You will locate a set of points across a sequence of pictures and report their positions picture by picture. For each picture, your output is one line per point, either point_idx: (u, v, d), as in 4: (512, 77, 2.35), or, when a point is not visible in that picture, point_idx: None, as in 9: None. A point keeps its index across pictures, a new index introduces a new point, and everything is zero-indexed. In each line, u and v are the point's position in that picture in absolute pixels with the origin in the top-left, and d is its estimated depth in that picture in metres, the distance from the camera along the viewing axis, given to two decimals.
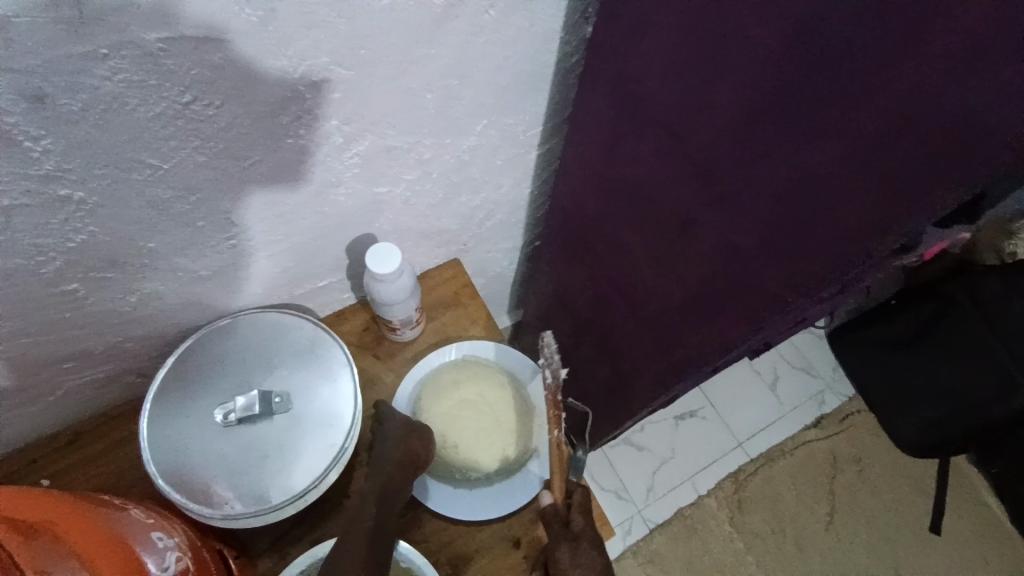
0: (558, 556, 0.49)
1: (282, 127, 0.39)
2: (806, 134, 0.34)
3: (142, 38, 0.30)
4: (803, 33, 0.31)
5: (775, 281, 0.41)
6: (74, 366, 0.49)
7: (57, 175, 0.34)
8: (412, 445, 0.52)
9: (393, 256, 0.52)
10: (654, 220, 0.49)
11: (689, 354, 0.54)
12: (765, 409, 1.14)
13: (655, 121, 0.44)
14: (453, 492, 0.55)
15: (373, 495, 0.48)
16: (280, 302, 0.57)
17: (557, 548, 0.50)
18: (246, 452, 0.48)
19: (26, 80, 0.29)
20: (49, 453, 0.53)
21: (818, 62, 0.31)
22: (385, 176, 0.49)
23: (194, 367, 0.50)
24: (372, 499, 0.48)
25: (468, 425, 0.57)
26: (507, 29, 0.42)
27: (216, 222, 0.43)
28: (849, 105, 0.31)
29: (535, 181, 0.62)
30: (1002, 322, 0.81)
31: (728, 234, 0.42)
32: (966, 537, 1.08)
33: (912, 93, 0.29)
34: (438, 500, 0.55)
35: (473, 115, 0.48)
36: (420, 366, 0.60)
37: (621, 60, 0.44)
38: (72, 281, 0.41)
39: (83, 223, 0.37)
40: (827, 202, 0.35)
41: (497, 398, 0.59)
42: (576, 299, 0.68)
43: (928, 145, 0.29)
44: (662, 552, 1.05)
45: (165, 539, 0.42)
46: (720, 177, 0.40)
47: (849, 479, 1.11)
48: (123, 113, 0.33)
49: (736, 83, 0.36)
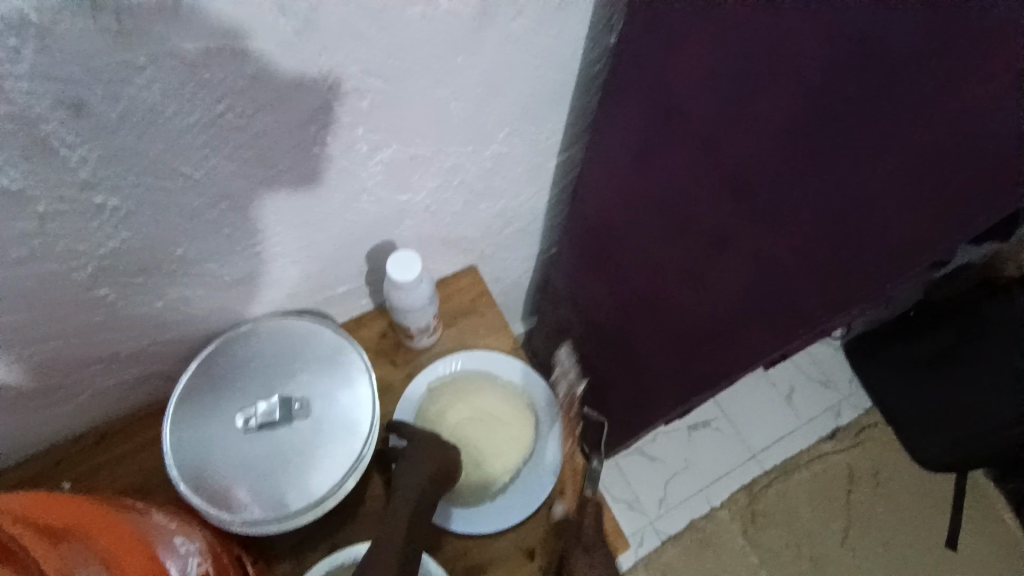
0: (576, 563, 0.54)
1: (311, 135, 0.39)
2: (849, 150, 0.34)
3: (181, 47, 0.30)
4: (851, 49, 0.31)
5: (809, 294, 0.41)
6: (100, 369, 0.49)
7: (93, 183, 0.34)
8: (437, 462, 0.51)
9: (415, 264, 0.52)
10: (681, 232, 0.49)
11: (716, 365, 0.54)
12: (780, 421, 1.13)
13: (685, 134, 0.43)
14: (478, 513, 0.55)
15: (407, 502, 0.47)
16: (301, 308, 0.58)
17: (575, 557, 0.54)
18: (266, 457, 0.48)
19: (67, 88, 0.29)
20: (72, 456, 0.53)
21: (868, 74, 0.31)
22: (408, 184, 0.49)
23: (217, 373, 0.51)
24: (406, 505, 0.47)
25: (478, 436, 0.57)
26: (534, 38, 0.42)
27: (243, 228, 0.43)
28: (893, 122, 0.31)
29: (554, 190, 0.62)
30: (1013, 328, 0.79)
31: (759, 249, 0.42)
32: (987, 554, 1.06)
33: (967, 112, 0.29)
34: (462, 522, 0.54)
35: (498, 124, 0.48)
36: (414, 386, 0.59)
37: (651, 74, 0.44)
38: (102, 286, 0.41)
39: (115, 228, 0.38)
40: (867, 219, 0.35)
41: (495, 403, 0.59)
42: (596, 307, 0.68)
43: (981, 160, 0.30)
44: (675, 564, 1.04)
45: (187, 544, 0.42)
46: (753, 193, 0.40)
47: (866, 493, 1.09)
48: (160, 122, 0.33)
49: (774, 99, 0.36)
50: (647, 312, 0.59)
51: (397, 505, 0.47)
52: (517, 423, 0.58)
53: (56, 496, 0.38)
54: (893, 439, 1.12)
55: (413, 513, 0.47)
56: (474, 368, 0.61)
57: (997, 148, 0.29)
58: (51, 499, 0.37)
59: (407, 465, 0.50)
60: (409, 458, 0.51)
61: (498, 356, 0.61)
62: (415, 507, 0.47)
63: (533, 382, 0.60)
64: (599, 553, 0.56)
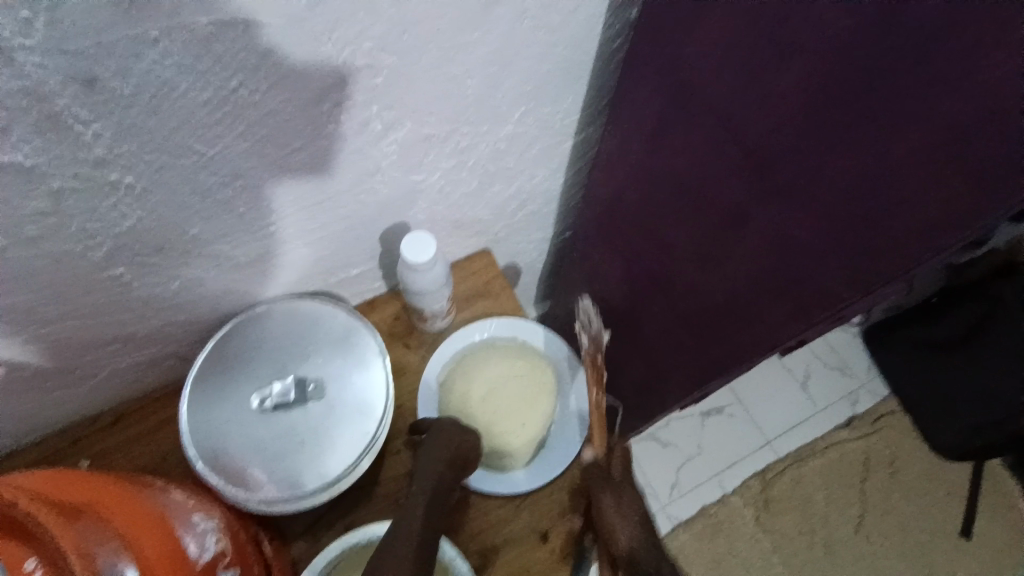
0: (601, 500, 0.48)
1: (324, 113, 0.38)
2: (879, 123, 0.32)
3: (193, 21, 0.30)
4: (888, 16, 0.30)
5: (833, 278, 0.40)
6: (117, 349, 0.49)
7: (106, 161, 0.34)
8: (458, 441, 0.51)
9: (428, 245, 0.51)
10: (699, 211, 0.48)
11: (732, 350, 0.53)
12: (794, 407, 1.12)
13: (705, 109, 0.42)
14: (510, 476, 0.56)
15: (423, 492, 0.46)
16: (315, 290, 0.58)
17: (601, 496, 0.49)
18: (282, 437, 0.48)
19: (80, 63, 0.29)
20: (93, 434, 0.54)
21: (909, 39, 0.30)
22: (422, 164, 0.48)
23: (232, 353, 0.51)
24: (422, 494, 0.46)
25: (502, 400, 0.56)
26: (552, 12, 0.41)
27: (256, 208, 0.43)
28: (932, 91, 0.30)
29: (569, 172, 0.62)
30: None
31: (781, 229, 0.41)
32: (1004, 544, 1.05)
33: (1009, 79, 0.28)
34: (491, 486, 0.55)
35: (513, 102, 0.47)
36: (432, 360, 0.60)
37: (672, 46, 0.42)
38: (118, 266, 0.41)
39: (129, 207, 0.37)
40: (899, 195, 0.34)
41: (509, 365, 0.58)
42: (611, 291, 0.67)
43: (1019, 134, 0.28)
44: (686, 549, 1.04)
45: (205, 522, 0.42)
46: (777, 170, 0.39)
47: (881, 481, 1.08)
48: (172, 98, 0.33)
49: (803, 69, 0.35)
50: (663, 295, 0.58)
51: (413, 495, 0.46)
52: (536, 381, 0.58)
53: (76, 474, 0.38)
54: (910, 427, 1.10)
55: (428, 501, 0.46)
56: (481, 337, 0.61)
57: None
58: (70, 477, 0.38)
59: (430, 442, 0.50)
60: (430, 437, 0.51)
61: (500, 320, 0.61)
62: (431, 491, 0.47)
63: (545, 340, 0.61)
64: (629, 496, 0.49)
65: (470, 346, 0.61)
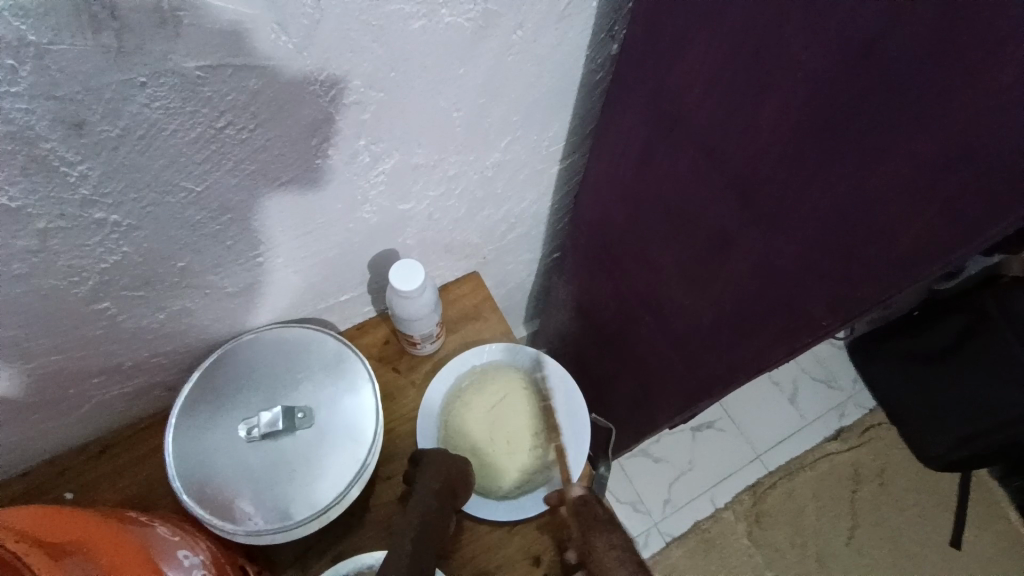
0: None
1: (313, 148, 0.39)
2: (860, 158, 0.33)
3: (182, 66, 0.30)
4: (863, 56, 0.31)
5: (815, 304, 0.41)
6: (104, 380, 0.49)
7: (94, 199, 0.34)
8: (450, 476, 0.50)
9: (417, 273, 0.52)
10: (688, 236, 0.48)
11: (719, 372, 0.54)
12: (784, 421, 1.12)
13: (692, 138, 0.43)
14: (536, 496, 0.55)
15: (410, 526, 0.45)
16: (305, 316, 0.58)
17: None
18: (269, 468, 0.48)
19: (68, 107, 0.29)
20: (78, 464, 0.54)
21: (884, 80, 0.31)
22: (410, 193, 0.49)
23: (220, 382, 0.51)
24: (410, 527, 0.45)
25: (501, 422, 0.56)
26: (536, 48, 0.42)
27: (245, 239, 0.43)
28: (903, 128, 0.31)
29: (557, 196, 0.62)
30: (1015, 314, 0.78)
31: (767, 254, 0.42)
32: (992, 555, 1.06)
33: (971, 124, 0.28)
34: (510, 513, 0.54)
35: (500, 132, 0.48)
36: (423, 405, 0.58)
37: (658, 76, 0.44)
38: (105, 300, 0.41)
39: (117, 243, 0.38)
40: (876, 226, 0.34)
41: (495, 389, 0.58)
42: (600, 310, 0.67)
43: (987, 177, 0.29)
44: (679, 565, 1.04)
45: (191, 557, 0.42)
46: (762, 198, 0.40)
47: (871, 494, 1.09)
48: (160, 139, 0.33)
49: (783, 100, 0.36)
50: (652, 317, 0.59)
51: (401, 536, 0.45)
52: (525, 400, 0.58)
53: (52, 512, 0.37)
54: (898, 439, 1.11)
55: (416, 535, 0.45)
56: (461, 369, 0.60)
57: (1010, 160, 0.28)
58: (52, 514, 0.37)
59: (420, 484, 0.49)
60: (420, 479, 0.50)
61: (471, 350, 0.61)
62: (416, 535, 0.45)
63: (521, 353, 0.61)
64: None
65: (456, 373, 0.60)
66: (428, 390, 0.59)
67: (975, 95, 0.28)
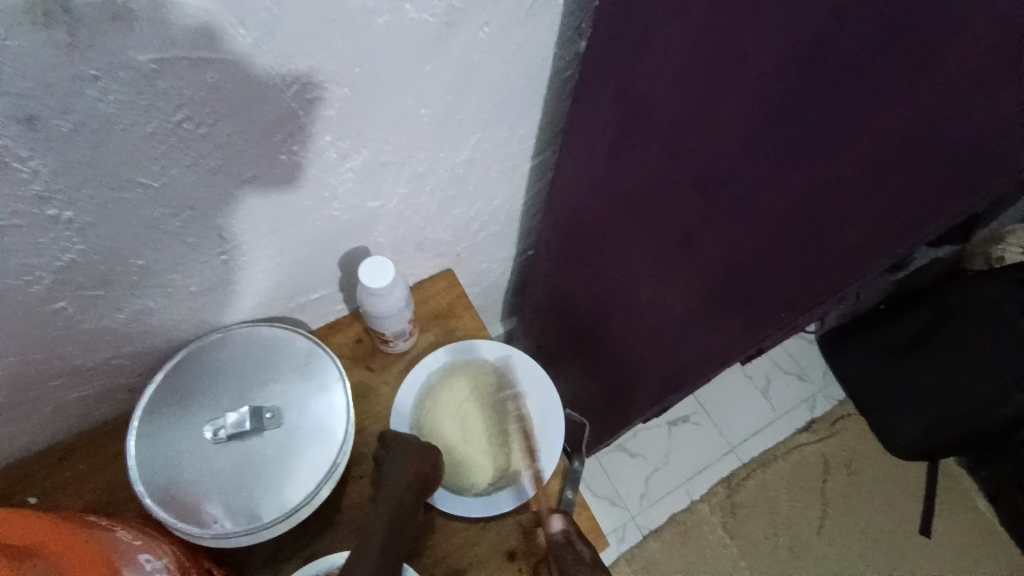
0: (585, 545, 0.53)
1: (276, 144, 0.38)
2: (815, 157, 0.35)
3: (136, 58, 0.29)
4: (815, 57, 0.32)
5: (776, 297, 0.43)
6: (65, 383, 0.48)
7: (47, 197, 0.33)
8: (423, 466, 0.51)
9: (387, 271, 0.51)
10: (656, 231, 0.49)
11: (690, 362, 0.56)
12: (757, 414, 1.15)
13: (656, 136, 0.44)
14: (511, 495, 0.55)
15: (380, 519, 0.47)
16: (274, 315, 0.57)
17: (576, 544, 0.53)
18: (237, 469, 0.47)
19: (21, 103, 0.28)
20: (40, 469, 0.52)
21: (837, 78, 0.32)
22: (380, 191, 0.49)
23: (185, 384, 0.50)
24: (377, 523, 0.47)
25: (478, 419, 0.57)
26: (503, 45, 0.42)
27: (208, 238, 0.42)
28: (853, 126, 0.32)
29: (529, 193, 0.62)
30: (980, 306, 0.82)
31: (730, 250, 0.43)
32: (958, 541, 1.09)
33: (918, 118, 0.30)
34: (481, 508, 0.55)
35: (469, 129, 0.48)
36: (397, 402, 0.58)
37: (625, 74, 0.43)
38: (63, 299, 0.40)
39: (72, 241, 0.37)
40: (830, 224, 0.36)
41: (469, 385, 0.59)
42: (574, 307, 0.68)
43: (926, 171, 0.32)
44: (655, 558, 1.05)
45: (153, 561, 0.41)
46: (724, 197, 0.41)
47: (840, 483, 1.11)
48: (116, 133, 0.32)
49: (740, 102, 0.37)
50: (623, 312, 0.60)
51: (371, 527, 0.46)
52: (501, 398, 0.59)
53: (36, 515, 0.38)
54: (866, 430, 1.14)
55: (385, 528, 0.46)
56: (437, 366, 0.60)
57: (957, 147, 0.30)
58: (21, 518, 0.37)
59: (391, 474, 0.50)
60: (391, 467, 0.50)
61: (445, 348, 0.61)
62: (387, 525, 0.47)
63: (494, 349, 0.61)
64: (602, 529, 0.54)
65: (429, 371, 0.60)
66: (403, 388, 0.59)
67: (925, 86, 0.29)
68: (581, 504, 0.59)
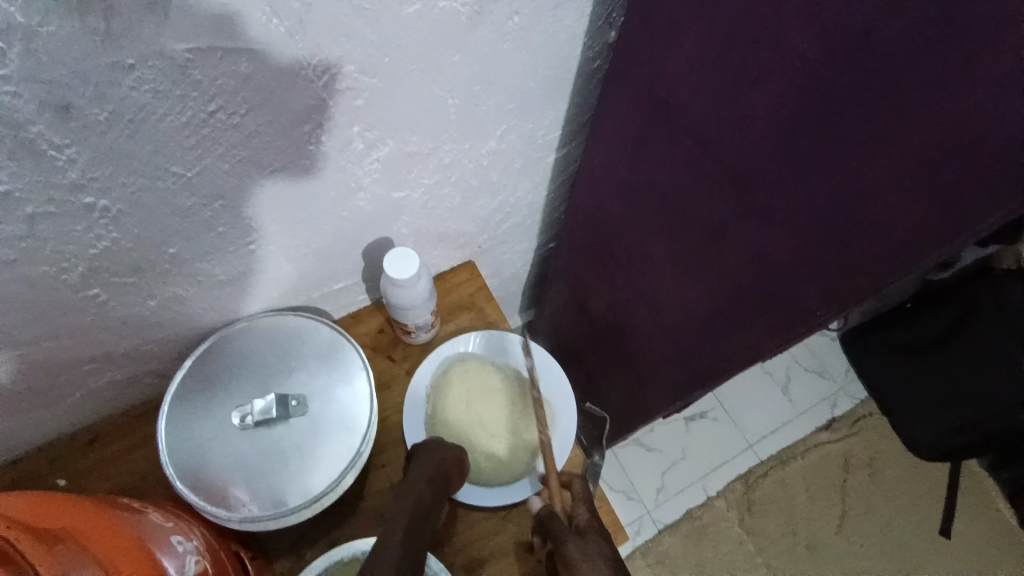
0: None
1: (304, 134, 0.38)
2: (856, 151, 0.34)
3: (170, 48, 0.29)
4: (862, 47, 0.31)
5: (812, 294, 0.42)
6: (97, 367, 0.49)
7: (82, 184, 0.34)
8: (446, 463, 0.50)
9: (412, 262, 0.51)
10: (684, 227, 0.49)
11: (718, 358, 0.55)
12: (776, 411, 1.13)
13: (685, 128, 0.43)
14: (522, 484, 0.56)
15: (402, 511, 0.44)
16: (298, 304, 0.57)
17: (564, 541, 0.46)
18: (264, 455, 0.48)
19: (56, 90, 0.29)
20: (71, 452, 0.53)
21: (877, 72, 0.31)
22: (406, 181, 0.48)
23: (213, 370, 0.50)
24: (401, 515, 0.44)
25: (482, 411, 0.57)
26: (532, 35, 0.41)
27: (237, 227, 0.43)
28: (897, 121, 0.31)
29: (553, 184, 0.62)
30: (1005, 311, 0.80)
31: (760, 246, 0.43)
32: (982, 543, 1.07)
33: (964, 115, 0.29)
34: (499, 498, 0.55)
35: (494, 120, 0.48)
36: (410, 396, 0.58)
37: (651, 66, 0.43)
38: (96, 287, 0.41)
39: (106, 229, 0.37)
40: (868, 219, 0.36)
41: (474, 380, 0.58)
42: (595, 302, 0.67)
43: (977, 171, 0.30)
44: (671, 553, 1.05)
45: (184, 543, 0.42)
46: (755, 190, 0.41)
47: (860, 483, 1.10)
48: (150, 123, 0.32)
49: (773, 96, 0.36)
50: (646, 308, 0.60)
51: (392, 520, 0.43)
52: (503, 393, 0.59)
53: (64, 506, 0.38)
54: (888, 429, 1.12)
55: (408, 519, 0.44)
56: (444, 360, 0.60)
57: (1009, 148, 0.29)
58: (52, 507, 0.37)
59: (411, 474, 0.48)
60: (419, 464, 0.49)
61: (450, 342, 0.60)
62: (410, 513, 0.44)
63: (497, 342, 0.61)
64: None
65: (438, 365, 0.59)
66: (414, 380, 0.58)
67: (965, 91, 0.29)
68: (601, 499, 0.59)
